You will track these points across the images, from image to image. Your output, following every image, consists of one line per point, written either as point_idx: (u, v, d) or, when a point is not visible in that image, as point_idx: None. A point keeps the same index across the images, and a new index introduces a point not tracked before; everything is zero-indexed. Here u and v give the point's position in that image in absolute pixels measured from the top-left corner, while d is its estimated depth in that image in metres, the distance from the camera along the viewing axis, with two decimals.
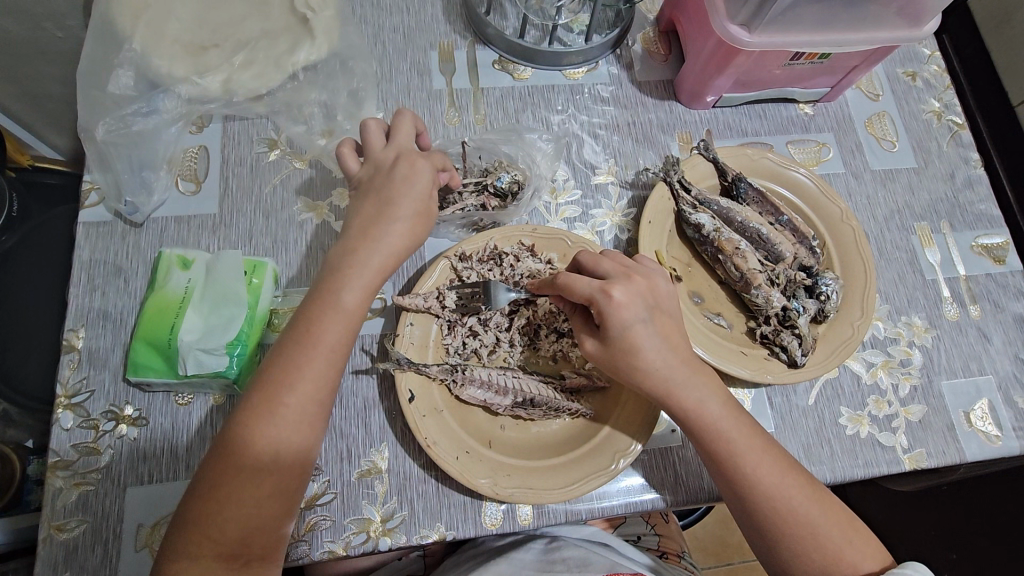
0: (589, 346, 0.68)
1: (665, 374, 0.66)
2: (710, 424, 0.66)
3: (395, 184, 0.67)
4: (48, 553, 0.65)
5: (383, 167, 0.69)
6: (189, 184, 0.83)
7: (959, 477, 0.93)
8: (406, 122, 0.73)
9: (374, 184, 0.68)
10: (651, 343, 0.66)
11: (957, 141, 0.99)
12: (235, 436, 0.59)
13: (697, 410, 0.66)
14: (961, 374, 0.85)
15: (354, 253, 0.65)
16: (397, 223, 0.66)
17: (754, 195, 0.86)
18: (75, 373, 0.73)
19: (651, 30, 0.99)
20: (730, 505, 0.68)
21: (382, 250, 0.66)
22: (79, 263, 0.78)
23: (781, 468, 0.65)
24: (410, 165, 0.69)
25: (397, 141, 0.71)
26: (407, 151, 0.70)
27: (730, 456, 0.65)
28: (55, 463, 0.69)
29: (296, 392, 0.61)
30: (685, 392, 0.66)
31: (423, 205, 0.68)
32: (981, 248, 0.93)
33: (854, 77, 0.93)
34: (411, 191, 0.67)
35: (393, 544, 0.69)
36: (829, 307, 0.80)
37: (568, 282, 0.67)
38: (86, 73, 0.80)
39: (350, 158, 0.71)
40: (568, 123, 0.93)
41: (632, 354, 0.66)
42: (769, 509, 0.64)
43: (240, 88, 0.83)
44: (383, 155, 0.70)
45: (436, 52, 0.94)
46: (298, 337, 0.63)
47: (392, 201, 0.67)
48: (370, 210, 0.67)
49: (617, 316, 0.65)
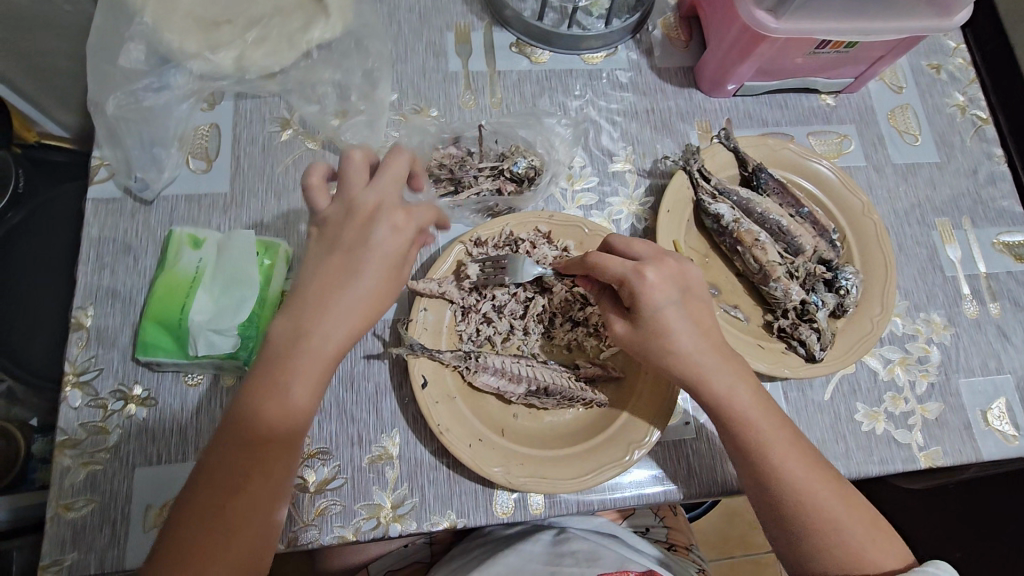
0: (618, 328, 0.67)
1: (693, 359, 0.65)
2: (737, 415, 0.65)
3: (366, 247, 0.59)
4: (55, 532, 0.64)
5: (359, 222, 0.60)
6: (200, 163, 0.82)
7: (971, 476, 0.92)
8: (402, 160, 0.63)
9: (342, 241, 0.60)
10: (682, 326, 0.65)
11: (981, 136, 0.97)
12: (198, 509, 0.53)
13: (727, 398, 0.65)
14: (979, 372, 0.84)
15: (319, 311, 0.58)
16: (369, 283, 0.59)
17: (774, 187, 0.84)
18: (83, 352, 0.72)
19: (671, 15, 0.97)
20: (751, 496, 0.67)
21: (348, 312, 0.59)
22: (87, 241, 0.77)
23: (807, 464, 0.64)
24: (391, 229, 0.60)
25: (382, 185, 0.62)
26: (391, 202, 0.61)
27: (756, 447, 0.64)
28: (64, 442, 0.68)
29: (263, 459, 0.55)
30: (714, 379, 0.65)
31: (394, 274, 0.61)
32: (1002, 246, 0.92)
33: (879, 68, 0.91)
34: (381, 257, 0.60)
35: (403, 531, 0.69)
36: (848, 302, 0.79)
37: (601, 261, 0.65)
38: (95, 46, 0.78)
39: (320, 195, 0.63)
40: (585, 108, 0.91)
41: (662, 337, 0.65)
42: (792, 502, 0.63)
43: (253, 65, 0.81)
44: (362, 202, 0.61)
45: (452, 34, 0.92)
46: (258, 404, 0.56)
47: (361, 262, 0.59)
48: (335, 269, 0.59)
49: (649, 298, 0.64)
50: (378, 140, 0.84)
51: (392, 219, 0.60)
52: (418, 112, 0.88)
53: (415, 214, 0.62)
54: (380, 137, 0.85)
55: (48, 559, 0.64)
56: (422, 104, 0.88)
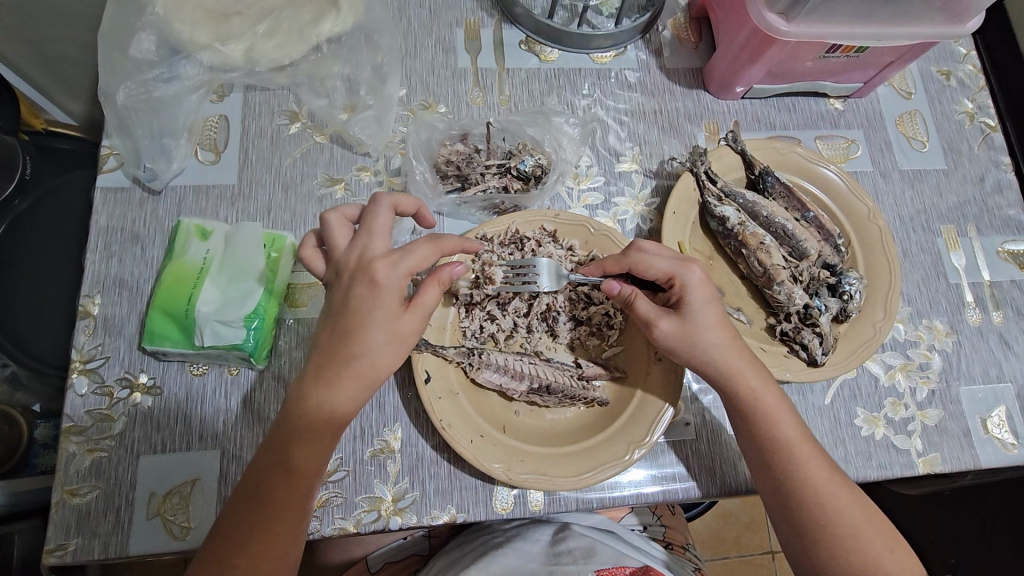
0: (664, 326, 0.67)
1: (723, 352, 0.67)
2: (763, 411, 0.67)
3: (352, 310, 0.60)
4: (60, 516, 0.65)
5: (345, 280, 0.62)
6: (208, 154, 0.82)
7: (968, 483, 0.92)
8: (381, 209, 0.65)
9: (334, 304, 0.62)
10: (717, 324, 0.68)
11: (989, 144, 0.97)
12: (224, 538, 0.58)
13: (756, 396, 0.67)
14: (980, 380, 0.84)
15: (327, 372, 0.60)
16: (368, 348, 0.60)
17: (780, 190, 0.85)
18: (90, 339, 0.73)
19: (681, 15, 0.97)
20: (769, 499, 0.68)
21: (343, 376, 0.60)
22: (96, 229, 0.77)
23: (827, 467, 0.66)
24: (370, 286, 0.60)
25: (360, 240, 0.63)
26: (371, 254, 0.62)
27: (782, 446, 0.66)
28: (70, 428, 0.69)
29: (275, 508, 0.59)
30: (746, 373, 0.68)
31: (392, 330, 0.61)
32: (1007, 254, 0.91)
33: (889, 73, 0.90)
34: (373, 320, 0.60)
35: (403, 524, 0.69)
36: (851, 307, 0.79)
37: (646, 258, 0.69)
38: (106, 35, 0.78)
39: (313, 259, 0.67)
40: (593, 107, 0.91)
41: (701, 333, 0.67)
42: (813, 502, 0.65)
43: (263, 58, 0.82)
44: (346, 260, 0.63)
45: (462, 30, 0.92)
46: (277, 457, 0.60)
47: (353, 326, 0.60)
48: (329, 335, 0.61)
49: (699, 290, 0.68)
50: (385, 135, 0.85)
51: (373, 278, 0.60)
52: (427, 107, 0.88)
53: (398, 262, 0.61)
54: (388, 132, 0.85)
55: (53, 543, 0.64)
56: (431, 99, 0.88)
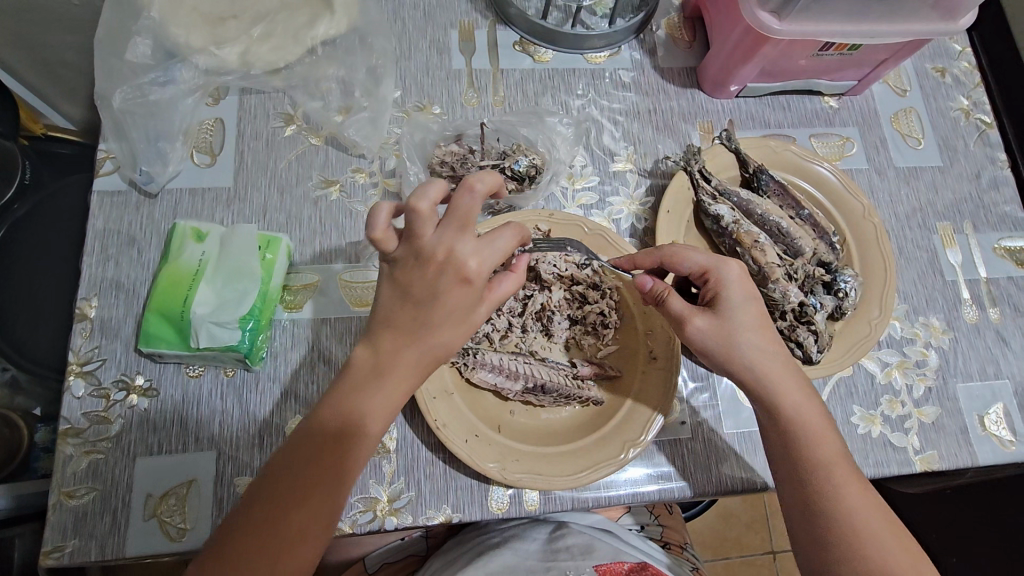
0: (698, 323, 0.66)
1: (758, 353, 0.66)
2: (801, 424, 0.66)
3: (440, 298, 0.58)
4: (58, 519, 0.66)
5: (429, 269, 0.57)
6: (204, 157, 0.82)
7: (967, 481, 0.92)
8: (473, 197, 0.57)
9: (413, 291, 0.58)
10: (760, 323, 0.67)
11: (984, 141, 0.97)
12: (244, 534, 0.55)
13: (796, 406, 0.66)
14: (977, 377, 0.84)
15: (404, 343, 0.59)
16: (446, 337, 0.59)
17: (775, 188, 0.85)
18: (87, 342, 0.73)
19: (676, 15, 0.97)
20: (795, 514, 0.66)
21: (412, 361, 0.59)
22: (92, 232, 0.78)
23: (862, 486, 0.65)
24: (461, 283, 0.58)
25: (449, 233, 0.57)
26: (460, 252, 0.57)
27: (816, 459, 0.65)
28: (67, 430, 0.69)
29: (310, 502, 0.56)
30: (788, 382, 0.66)
31: (461, 328, 0.60)
32: (1004, 251, 0.91)
33: (883, 71, 0.91)
34: (451, 313, 0.59)
35: (399, 524, 0.70)
36: (846, 305, 0.79)
37: (680, 251, 0.70)
38: (103, 40, 0.79)
39: (387, 240, 0.58)
40: (588, 107, 0.91)
41: (748, 332, 0.66)
42: (842, 519, 0.63)
43: (258, 61, 0.82)
44: (431, 250, 0.57)
45: (457, 31, 0.92)
46: (341, 425, 0.58)
47: (432, 312, 0.58)
48: (405, 318, 0.59)
49: (734, 289, 0.67)
50: (380, 136, 0.85)
51: (465, 274, 0.58)
52: (421, 109, 0.88)
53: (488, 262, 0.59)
54: (383, 133, 0.85)
55: (50, 545, 0.65)
56: (425, 101, 0.89)
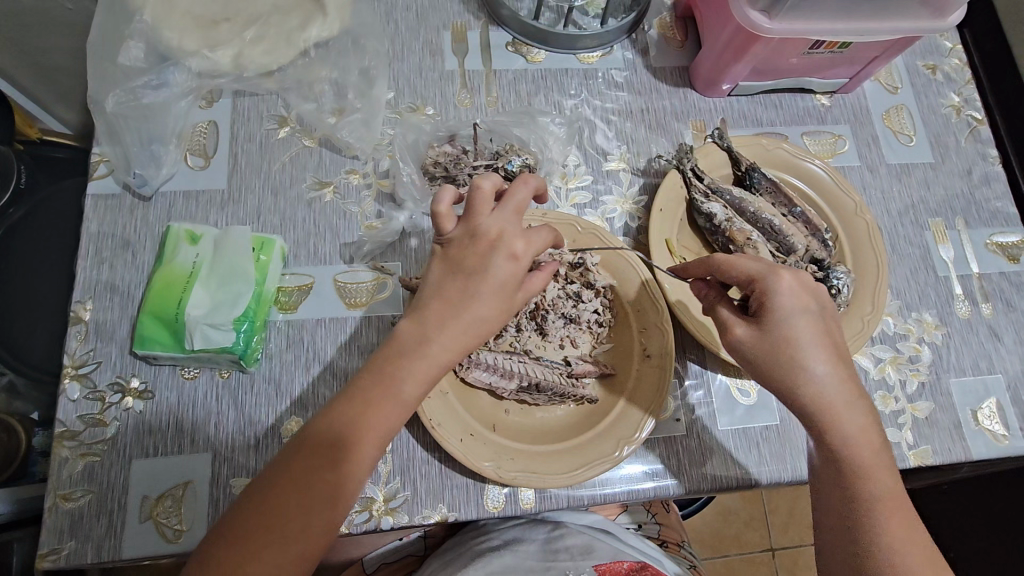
0: (740, 333, 0.63)
1: (819, 375, 0.60)
2: (855, 461, 0.59)
3: (487, 271, 0.59)
4: (54, 522, 0.66)
5: (483, 244, 0.60)
6: (198, 159, 0.82)
7: (963, 476, 0.93)
8: (527, 188, 0.64)
9: (464, 265, 0.60)
10: (816, 340, 0.61)
11: (976, 137, 0.97)
12: (244, 537, 0.52)
13: (851, 439, 0.60)
14: (970, 372, 0.84)
15: (449, 314, 0.59)
16: (488, 311, 0.59)
17: (767, 186, 0.85)
18: (82, 345, 0.73)
19: (667, 15, 0.97)
20: (836, 554, 0.61)
21: (450, 341, 0.59)
22: (87, 235, 0.78)
23: (913, 532, 0.59)
24: (510, 259, 0.60)
25: (505, 213, 0.61)
26: (513, 231, 0.61)
27: (865, 499, 0.59)
28: (62, 434, 0.69)
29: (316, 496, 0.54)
30: (847, 410, 0.60)
31: (504, 304, 0.61)
32: (996, 246, 0.92)
33: (873, 69, 0.91)
34: (497, 288, 0.60)
35: (395, 524, 0.70)
36: (839, 301, 0.79)
37: (731, 260, 0.64)
38: (97, 44, 0.79)
39: (448, 219, 0.61)
40: (581, 107, 0.92)
41: (798, 349, 0.60)
42: (886, 567, 0.58)
43: (251, 63, 0.83)
44: (486, 228, 0.60)
45: (449, 33, 0.93)
46: (381, 387, 0.56)
47: (479, 287, 0.59)
48: (451, 294, 0.59)
49: (785, 301, 0.61)
50: (374, 137, 0.85)
51: (514, 252, 0.60)
52: (415, 110, 0.89)
53: (534, 243, 0.62)
54: (377, 134, 0.85)
55: (47, 548, 0.65)
56: (419, 102, 0.89)
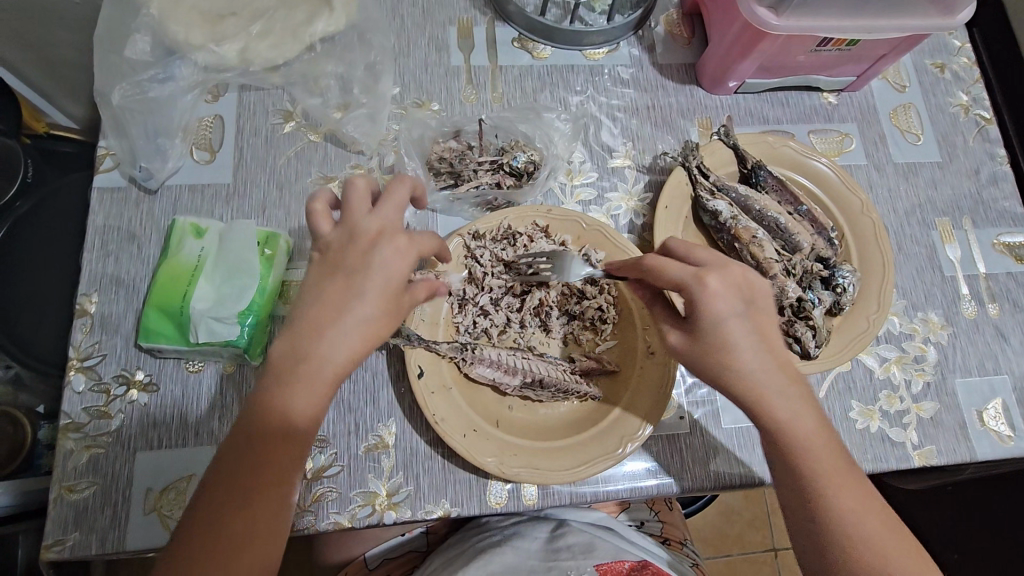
0: (674, 339, 0.64)
1: (752, 372, 0.61)
2: (794, 443, 0.61)
3: (369, 270, 0.57)
4: (58, 513, 0.66)
5: (356, 244, 0.59)
6: (203, 154, 0.83)
7: (967, 477, 0.92)
8: (405, 185, 0.63)
9: (343, 265, 0.58)
10: (746, 339, 0.61)
11: (983, 136, 0.97)
12: None
13: (784, 424, 0.61)
14: (975, 372, 0.84)
15: (330, 327, 0.56)
16: (368, 312, 0.57)
17: (773, 184, 0.85)
18: (87, 338, 0.73)
19: (674, 12, 0.97)
20: (797, 531, 0.61)
21: (348, 341, 0.56)
22: (92, 229, 0.78)
23: (866, 501, 0.60)
24: (396, 250, 0.59)
25: (382, 212, 0.60)
26: (392, 226, 0.60)
27: (811, 476, 0.60)
28: (67, 426, 0.70)
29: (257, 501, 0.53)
30: (777, 398, 0.61)
31: (394, 301, 0.59)
32: (1003, 246, 0.91)
33: (881, 67, 0.90)
34: (383, 281, 0.58)
35: (398, 519, 0.70)
36: (844, 300, 0.79)
37: (660, 265, 0.63)
38: (103, 38, 0.79)
39: (322, 219, 0.60)
40: (586, 104, 0.91)
41: (726, 350, 0.61)
42: (846, 543, 0.58)
43: (257, 58, 0.82)
44: (363, 227, 0.59)
45: (455, 28, 0.92)
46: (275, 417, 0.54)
47: (360, 285, 0.57)
48: (337, 296, 0.57)
49: (714, 307, 0.60)
50: (379, 132, 0.85)
51: (397, 241, 0.59)
52: (420, 105, 0.88)
53: (417, 239, 0.61)
54: (382, 130, 0.85)
55: (51, 539, 0.65)
56: (424, 98, 0.89)
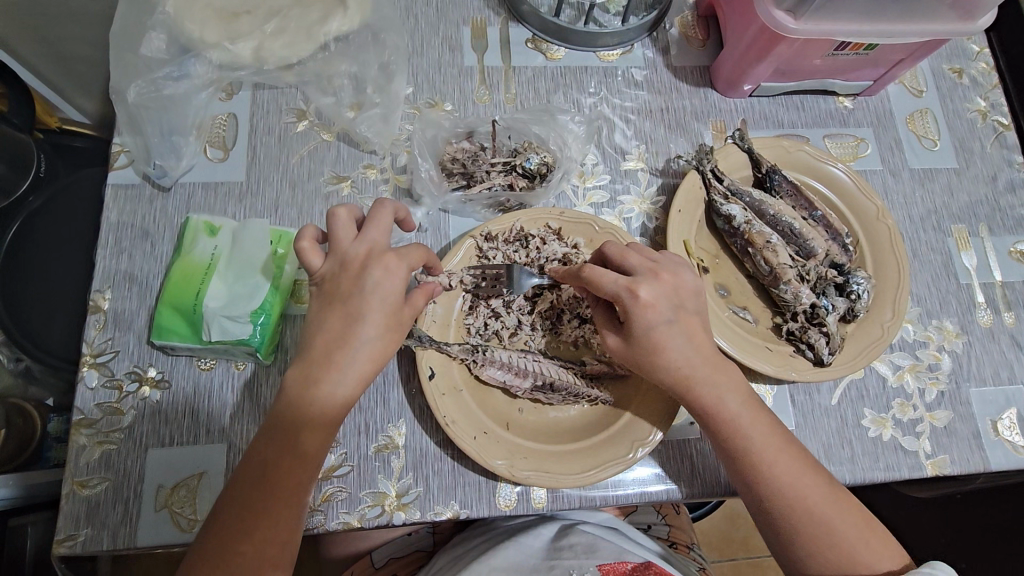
0: (611, 341, 0.69)
1: (688, 372, 0.66)
2: (735, 429, 0.66)
3: (366, 293, 0.62)
4: (70, 507, 0.66)
5: (354, 272, 0.63)
6: (217, 152, 0.83)
7: (978, 486, 0.91)
8: (387, 212, 0.67)
9: (340, 293, 0.63)
10: (675, 342, 0.66)
11: (1001, 142, 0.96)
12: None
13: (715, 413, 0.66)
14: (990, 382, 0.83)
15: (339, 353, 0.61)
16: (365, 338, 0.61)
17: (788, 189, 0.84)
18: (100, 334, 0.74)
19: (688, 13, 0.96)
20: (746, 502, 0.68)
21: (356, 363, 0.61)
22: (106, 225, 0.79)
23: (804, 469, 0.65)
24: (385, 272, 0.62)
25: (369, 236, 0.65)
26: (381, 249, 0.64)
27: (747, 457, 0.65)
28: (80, 421, 0.70)
29: (277, 509, 0.59)
30: (706, 390, 0.66)
31: (394, 318, 0.63)
32: (1019, 254, 0.90)
33: (899, 71, 0.89)
34: (380, 302, 0.62)
35: (406, 520, 0.70)
36: (858, 307, 0.78)
37: (596, 277, 0.66)
38: (118, 35, 0.79)
39: (311, 254, 0.65)
40: (599, 106, 0.91)
41: (656, 355, 0.66)
42: (794, 514, 0.64)
43: (271, 56, 0.82)
44: (353, 253, 0.63)
45: (469, 28, 0.92)
46: (285, 438, 0.60)
47: (361, 309, 0.62)
48: (337, 324, 0.62)
49: (642, 317, 0.65)
50: (392, 132, 0.85)
51: (386, 264, 0.63)
52: (433, 106, 0.88)
53: (405, 257, 0.64)
54: (395, 130, 0.85)
55: (63, 534, 0.65)
56: (437, 98, 0.89)
